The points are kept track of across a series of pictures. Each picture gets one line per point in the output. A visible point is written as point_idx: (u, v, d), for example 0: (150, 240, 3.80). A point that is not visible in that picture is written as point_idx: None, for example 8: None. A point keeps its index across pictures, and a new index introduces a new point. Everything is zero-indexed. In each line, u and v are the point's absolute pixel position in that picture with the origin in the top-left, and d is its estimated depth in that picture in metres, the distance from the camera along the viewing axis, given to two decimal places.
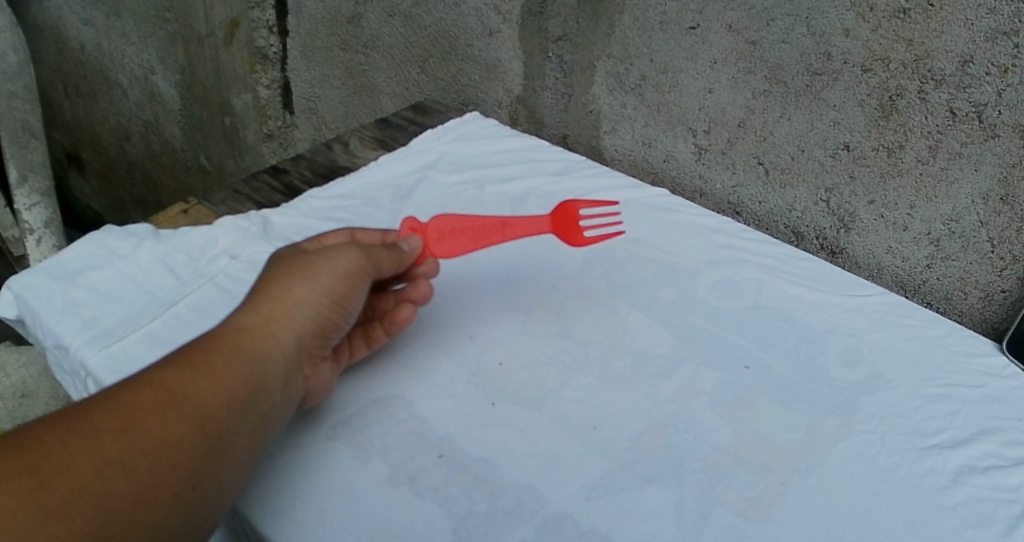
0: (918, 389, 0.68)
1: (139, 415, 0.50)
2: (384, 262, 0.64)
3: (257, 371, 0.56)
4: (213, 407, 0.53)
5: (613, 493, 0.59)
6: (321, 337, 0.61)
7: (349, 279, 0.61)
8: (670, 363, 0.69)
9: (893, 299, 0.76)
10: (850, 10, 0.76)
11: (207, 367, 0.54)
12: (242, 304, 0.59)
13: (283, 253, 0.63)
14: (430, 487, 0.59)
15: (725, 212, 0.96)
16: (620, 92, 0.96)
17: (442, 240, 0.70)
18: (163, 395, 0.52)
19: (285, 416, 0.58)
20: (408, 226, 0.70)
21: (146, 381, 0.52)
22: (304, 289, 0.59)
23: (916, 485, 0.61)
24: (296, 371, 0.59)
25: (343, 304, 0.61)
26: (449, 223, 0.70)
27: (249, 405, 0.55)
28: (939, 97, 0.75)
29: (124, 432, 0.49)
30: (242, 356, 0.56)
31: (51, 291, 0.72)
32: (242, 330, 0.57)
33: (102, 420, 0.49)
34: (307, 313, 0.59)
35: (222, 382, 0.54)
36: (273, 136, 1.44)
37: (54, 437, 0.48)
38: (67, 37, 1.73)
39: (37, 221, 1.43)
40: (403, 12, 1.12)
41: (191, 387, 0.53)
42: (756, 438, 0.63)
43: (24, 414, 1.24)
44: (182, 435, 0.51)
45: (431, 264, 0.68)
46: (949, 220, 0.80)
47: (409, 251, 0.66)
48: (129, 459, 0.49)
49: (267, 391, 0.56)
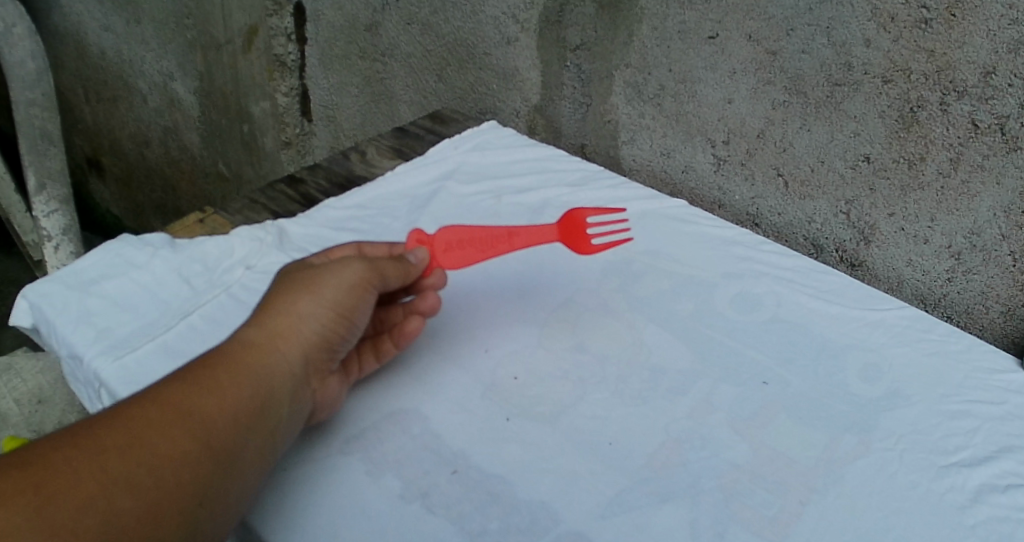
0: (938, 405, 0.67)
1: (145, 431, 0.50)
2: (391, 275, 0.62)
3: (263, 386, 0.55)
4: (219, 422, 0.53)
5: (629, 511, 0.58)
6: (328, 350, 0.60)
7: (355, 292, 0.60)
8: (687, 379, 0.68)
9: (914, 314, 0.75)
10: (871, 20, 0.75)
11: (212, 383, 0.54)
12: (248, 320, 0.59)
13: (289, 267, 0.63)
14: (442, 503, 0.58)
15: (744, 223, 0.95)
16: (639, 102, 0.95)
17: (449, 252, 0.69)
18: (168, 411, 0.51)
19: (293, 431, 0.58)
20: (414, 238, 0.69)
21: (151, 396, 0.52)
22: (310, 302, 0.59)
23: (935, 504, 0.60)
24: (303, 385, 0.58)
25: (351, 317, 0.60)
26: (456, 235, 0.69)
27: (256, 420, 0.54)
28: (961, 109, 0.74)
29: (131, 449, 0.49)
30: (248, 371, 0.55)
31: (66, 300, 0.72)
32: (248, 345, 0.56)
33: (108, 436, 0.49)
34: (314, 327, 0.59)
35: (228, 398, 0.53)
36: (291, 143, 1.44)
37: (62, 454, 0.48)
38: (87, 43, 1.74)
39: (55, 227, 1.39)
40: (421, 21, 1.12)
41: (196, 403, 0.52)
42: (774, 455, 0.62)
43: (40, 421, 1.24)
44: (188, 451, 0.51)
45: (438, 276, 0.68)
46: (970, 233, 0.79)
47: (416, 263, 0.65)
48: (134, 476, 0.49)
49: (274, 405, 0.55)
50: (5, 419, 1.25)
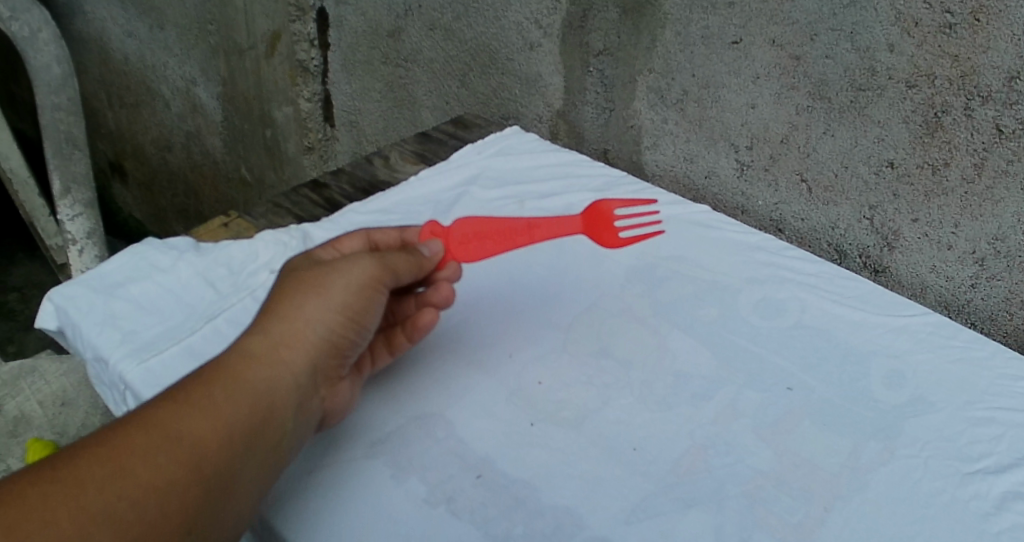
0: (962, 412, 0.66)
1: (129, 460, 0.49)
2: (403, 270, 0.62)
3: (263, 401, 0.55)
4: (212, 444, 0.52)
5: (653, 516, 0.58)
6: (338, 355, 0.59)
7: (365, 292, 0.60)
8: (712, 385, 0.68)
9: (938, 320, 0.74)
10: (894, 25, 0.75)
11: (207, 401, 0.53)
12: (251, 326, 0.58)
13: (297, 266, 0.62)
14: (467, 508, 0.59)
15: (768, 229, 0.94)
16: (662, 107, 0.95)
17: (465, 245, 0.69)
18: (157, 435, 0.51)
19: (298, 442, 0.58)
20: (429, 230, 0.69)
21: (140, 421, 0.51)
22: (317, 307, 0.58)
23: (960, 511, 0.59)
24: (309, 394, 0.57)
25: (361, 319, 0.60)
26: (472, 228, 0.70)
27: (257, 435, 0.54)
28: (985, 114, 0.74)
29: (120, 479, 0.49)
30: (246, 387, 0.54)
31: (91, 302, 0.73)
32: (249, 357, 0.56)
33: (89, 469, 0.49)
34: (321, 332, 0.58)
35: (223, 417, 0.53)
36: (314, 149, 1.45)
37: (40, 488, 0.47)
38: (111, 49, 1.75)
39: (79, 232, 1.42)
40: (443, 26, 1.12)
41: (191, 424, 0.52)
42: (798, 462, 0.62)
43: (64, 422, 1.30)
44: (178, 477, 0.50)
45: (453, 268, 0.67)
46: (995, 238, 0.78)
47: (430, 255, 0.65)
48: (116, 509, 0.48)
49: (274, 421, 0.55)
50: (28, 420, 1.31)
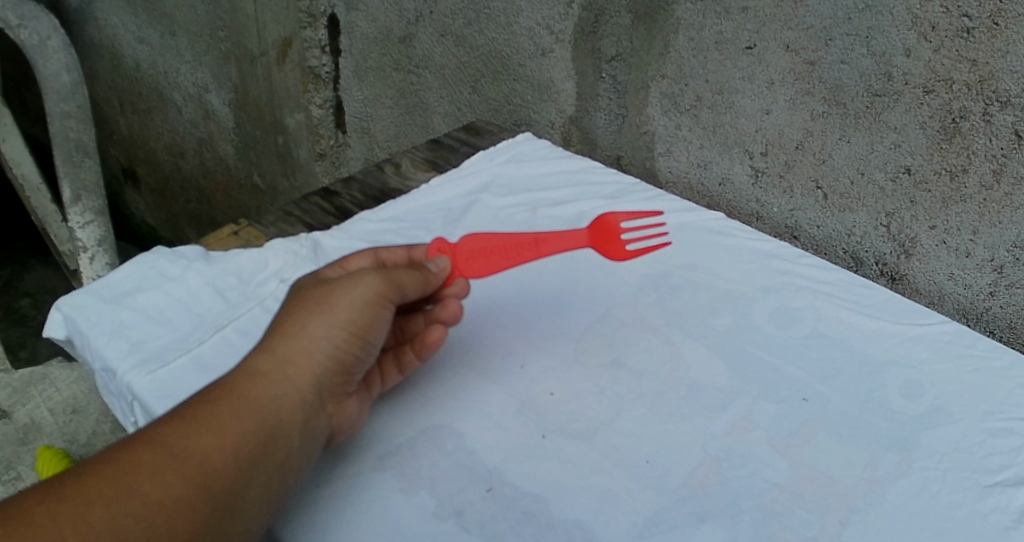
0: (982, 423, 0.65)
1: (133, 479, 0.49)
2: (409, 286, 0.61)
3: (269, 418, 0.54)
4: (217, 463, 0.51)
5: (665, 531, 0.57)
6: (345, 372, 0.59)
7: (371, 308, 0.59)
8: (726, 396, 0.67)
9: (957, 329, 0.73)
10: (911, 30, 0.74)
11: (214, 419, 0.52)
12: (258, 345, 0.57)
13: (304, 284, 0.61)
14: (476, 522, 0.58)
15: (783, 236, 0.93)
16: (675, 113, 0.95)
17: (472, 260, 0.69)
18: (163, 454, 0.50)
19: (307, 461, 0.57)
20: (437, 247, 0.69)
21: (146, 440, 0.51)
22: (322, 323, 0.57)
23: (978, 525, 0.58)
24: (316, 412, 0.56)
25: (367, 336, 0.59)
26: (478, 244, 0.70)
27: (262, 454, 0.53)
28: (1004, 119, 0.72)
29: (123, 498, 0.48)
30: (251, 405, 0.54)
31: (100, 312, 0.72)
32: (255, 375, 0.55)
33: (94, 487, 0.48)
34: (327, 349, 0.57)
35: (228, 434, 0.52)
36: (325, 155, 1.45)
37: (44, 508, 0.47)
38: (123, 56, 1.76)
39: (90, 239, 1.42)
40: (454, 32, 1.12)
41: (195, 442, 0.51)
42: (813, 475, 0.61)
43: (74, 430, 1.36)
44: (182, 497, 0.50)
45: (461, 284, 0.67)
46: (1014, 245, 0.77)
47: (437, 272, 0.65)
48: (120, 528, 0.47)
49: (280, 439, 0.54)
50: (40, 428, 1.36)
